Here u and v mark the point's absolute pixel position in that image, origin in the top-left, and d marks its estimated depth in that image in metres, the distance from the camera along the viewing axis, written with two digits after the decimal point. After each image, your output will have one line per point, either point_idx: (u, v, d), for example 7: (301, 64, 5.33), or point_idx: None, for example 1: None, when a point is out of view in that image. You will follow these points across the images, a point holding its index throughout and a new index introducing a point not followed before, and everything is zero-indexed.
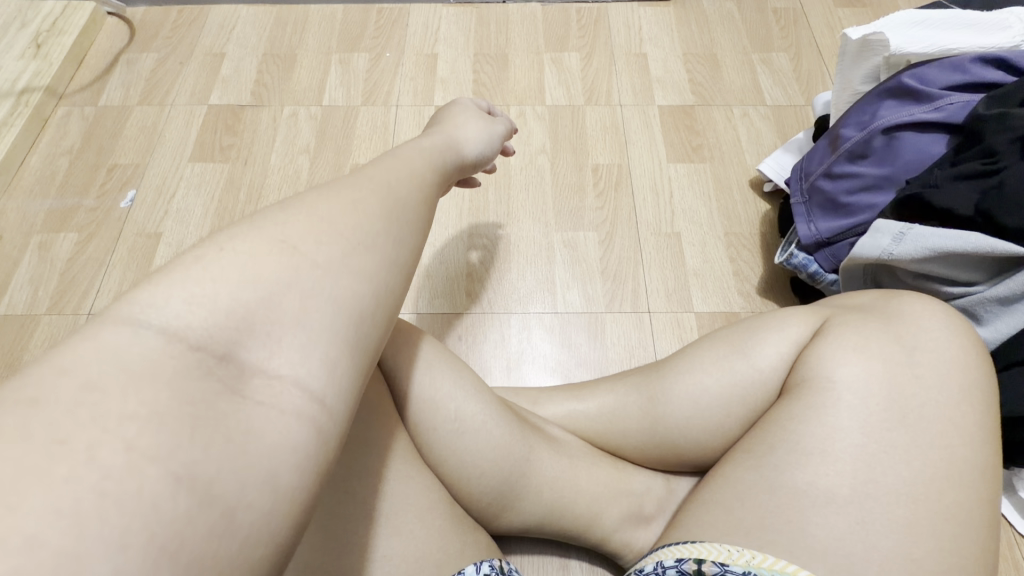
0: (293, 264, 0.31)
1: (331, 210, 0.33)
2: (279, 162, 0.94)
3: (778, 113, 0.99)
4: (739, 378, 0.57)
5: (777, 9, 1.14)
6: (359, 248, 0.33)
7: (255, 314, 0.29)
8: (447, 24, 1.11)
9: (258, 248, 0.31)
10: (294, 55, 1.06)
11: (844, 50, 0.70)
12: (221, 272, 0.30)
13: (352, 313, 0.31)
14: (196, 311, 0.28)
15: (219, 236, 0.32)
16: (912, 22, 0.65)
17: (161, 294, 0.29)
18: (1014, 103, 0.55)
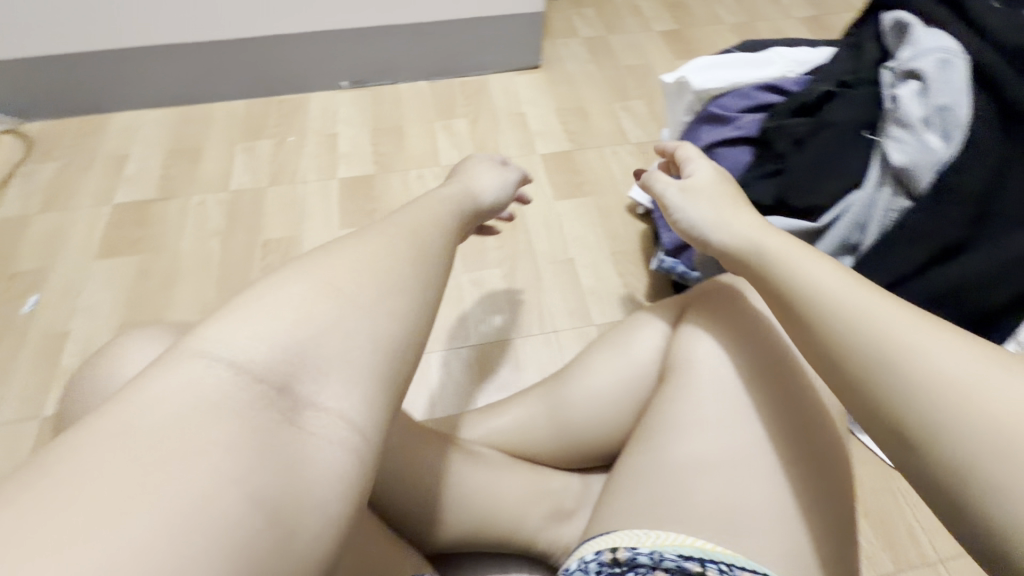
0: (339, 302, 0.33)
1: (359, 254, 0.35)
2: (191, 247, 0.97)
3: (642, 148, 1.16)
4: (625, 373, 0.64)
5: (629, 67, 1.35)
6: (393, 291, 0.34)
7: (307, 350, 0.31)
8: (345, 107, 1.22)
9: (338, 277, 0.34)
10: (199, 148, 1.13)
11: (666, 92, 0.86)
12: (280, 312, 0.31)
13: (386, 348, 0.33)
14: (258, 346, 0.30)
15: (299, 264, 0.35)
16: (708, 66, 0.81)
17: (228, 329, 0.31)
18: (786, 115, 0.71)
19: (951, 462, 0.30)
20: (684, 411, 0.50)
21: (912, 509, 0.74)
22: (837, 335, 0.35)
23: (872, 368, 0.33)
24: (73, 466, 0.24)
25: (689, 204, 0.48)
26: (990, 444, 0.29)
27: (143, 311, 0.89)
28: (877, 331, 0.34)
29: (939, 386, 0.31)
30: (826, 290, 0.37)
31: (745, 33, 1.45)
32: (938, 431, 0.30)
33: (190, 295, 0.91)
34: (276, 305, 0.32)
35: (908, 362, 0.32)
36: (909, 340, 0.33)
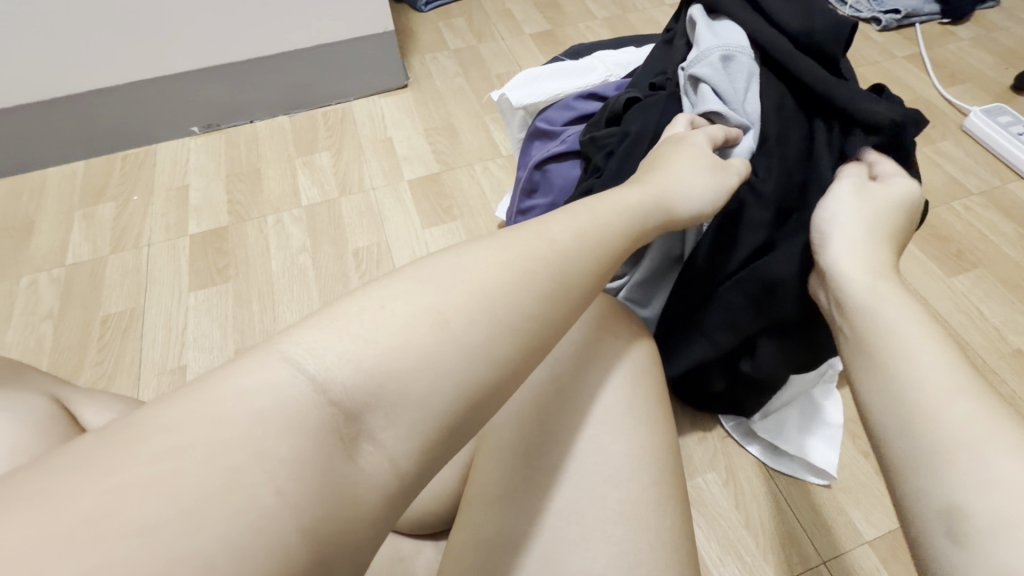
0: (438, 331, 0.31)
1: (493, 275, 0.33)
2: (19, 337, 0.88)
3: (514, 160, 1.12)
4: None
5: (500, 75, 1.30)
6: (503, 330, 0.32)
7: (388, 380, 0.29)
8: (197, 154, 1.15)
9: (427, 298, 0.32)
10: (32, 222, 1.03)
11: (501, 108, 0.85)
12: (380, 326, 0.30)
13: (468, 392, 0.30)
14: (344, 367, 0.29)
15: (428, 262, 0.34)
16: (533, 79, 0.81)
17: (319, 336, 0.30)
18: (601, 126, 0.67)
19: (940, 504, 0.31)
20: (524, 456, 0.44)
21: (795, 512, 0.72)
22: (871, 373, 0.39)
23: (901, 407, 0.36)
24: (154, 443, 0.24)
25: (852, 202, 0.49)
26: (978, 497, 0.30)
27: None
28: (914, 372, 0.36)
29: (952, 432, 0.33)
30: (880, 322, 0.40)
31: (617, 26, 1.43)
32: (941, 475, 0.32)
33: None
34: (401, 312, 0.31)
35: (932, 414, 0.34)
36: (938, 391, 0.35)
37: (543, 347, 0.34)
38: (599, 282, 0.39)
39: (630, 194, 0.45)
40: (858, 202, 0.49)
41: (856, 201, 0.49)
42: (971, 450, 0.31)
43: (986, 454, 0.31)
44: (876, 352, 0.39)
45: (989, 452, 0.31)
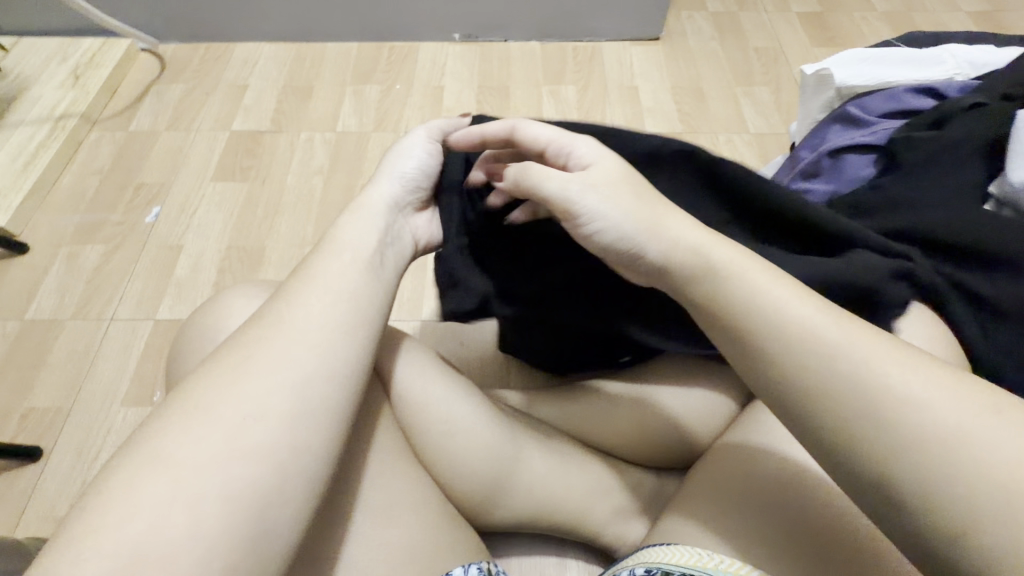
0: (154, 459, 0.35)
1: (208, 392, 0.37)
2: (295, 183, 1.00)
3: (761, 140, 1.07)
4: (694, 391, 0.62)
5: (758, 48, 1.24)
6: (206, 426, 0.36)
7: (193, 507, 0.34)
8: (454, 60, 1.21)
9: (168, 424, 0.36)
10: (312, 86, 1.15)
11: (805, 84, 0.79)
12: (155, 452, 0.35)
13: (241, 484, 0.35)
14: (135, 511, 0.33)
15: (290, 298, 0.43)
16: (859, 60, 0.74)
17: (110, 486, 0.34)
18: (926, 125, 0.60)
19: (898, 472, 0.33)
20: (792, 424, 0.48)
21: None
22: (804, 352, 0.37)
23: (832, 386, 0.36)
24: (160, 488, 0.34)
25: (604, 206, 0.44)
26: (929, 475, 0.32)
27: (247, 237, 0.93)
28: (846, 359, 0.36)
29: (866, 410, 0.35)
30: (762, 304, 0.39)
31: (898, 23, 1.29)
32: (894, 455, 0.33)
33: (290, 228, 0.94)
34: (270, 353, 0.39)
35: (847, 394, 0.35)
36: (897, 380, 0.35)
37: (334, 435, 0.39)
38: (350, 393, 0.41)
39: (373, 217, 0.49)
40: (614, 204, 0.44)
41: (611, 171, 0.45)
42: (931, 419, 0.33)
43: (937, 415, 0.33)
44: (756, 334, 0.39)
45: (915, 424, 0.33)
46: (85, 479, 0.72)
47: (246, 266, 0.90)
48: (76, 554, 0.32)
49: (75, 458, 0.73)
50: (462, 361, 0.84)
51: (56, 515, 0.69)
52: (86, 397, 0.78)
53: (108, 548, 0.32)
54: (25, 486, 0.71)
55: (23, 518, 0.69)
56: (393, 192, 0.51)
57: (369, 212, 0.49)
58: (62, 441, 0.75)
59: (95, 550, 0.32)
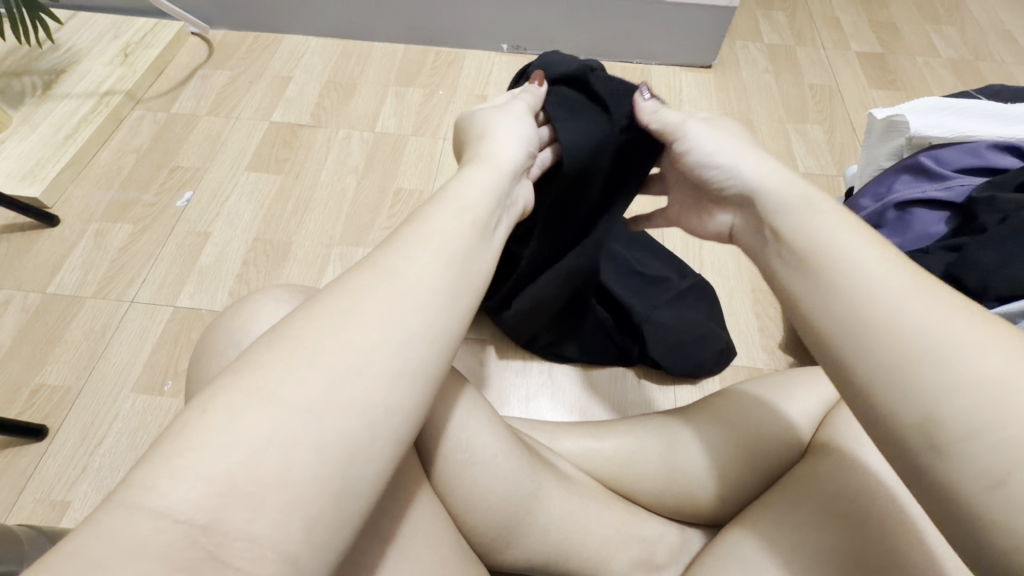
0: (228, 416, 0.27)
1: (296, 340, 0.31)
2: (329, 179, 0.99)
3: (810, 180, 1.02)
4: (750, 433, 0.58)
5: (813, 85, 1.19)
6: (302, 378, 0.29)
7: (268, 474, 0.27)
8: (499, 70, 1.19)
9: (245, 380, 0.29)
10: (354, 84, 1.14)
11: (870, 128, 0.75)
12: (232, 411, 0.28)
13: (330, 451, 0.28)
14: (188, 481, 0.26)
15: (399, 245, 0.36)
16: (935, 109, 0.70)
17: (169, 456, 0.26)
18: (1009, 188, 0.61)
19: (909, 444, 0.28)
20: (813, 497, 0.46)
21: None
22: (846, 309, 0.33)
23: (849, 331, 0.32)
24: (219, 444, 0.27)
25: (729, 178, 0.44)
26: (932, 445, 0.27)
27: (274, 231, 0.92)
28: (876, 312, 0.31)
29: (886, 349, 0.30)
30: (819, 253, 0.36)
31: (964, 73, 1.24)
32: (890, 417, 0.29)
33: (318, 226, 0.92)
34: (389, 301, 0.33)
35: (865, 350, 0.31)
36: (941, 336, 0.29)
37: (427, 399, 0.32)
38: (446, 351, 0.34)
39: (490, 151, 0.46)
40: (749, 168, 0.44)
41: (726, 134, 0.47)
42: (937, 388, 0.28)
43: (956, 381, 0.27)
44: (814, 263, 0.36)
45: (932, 388, 0.28)
46: (86, 465, 0.70)
47: (270, 260, 0.88)
48: (143, 497, 0.25)
49: (79, 441, 0.72)
50: (480, 381, 0.80)
51: (53, 498, 0.68)
52: (97, 379, 0.77)
53: (184, 494, 0.25)
54: (26, 465, 0.70)
55: (20, 498, 0.68)
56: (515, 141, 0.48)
57: (493, 164, 0.45)
58: (68, 422, 0.73)
59: (172, 490, 0.25)
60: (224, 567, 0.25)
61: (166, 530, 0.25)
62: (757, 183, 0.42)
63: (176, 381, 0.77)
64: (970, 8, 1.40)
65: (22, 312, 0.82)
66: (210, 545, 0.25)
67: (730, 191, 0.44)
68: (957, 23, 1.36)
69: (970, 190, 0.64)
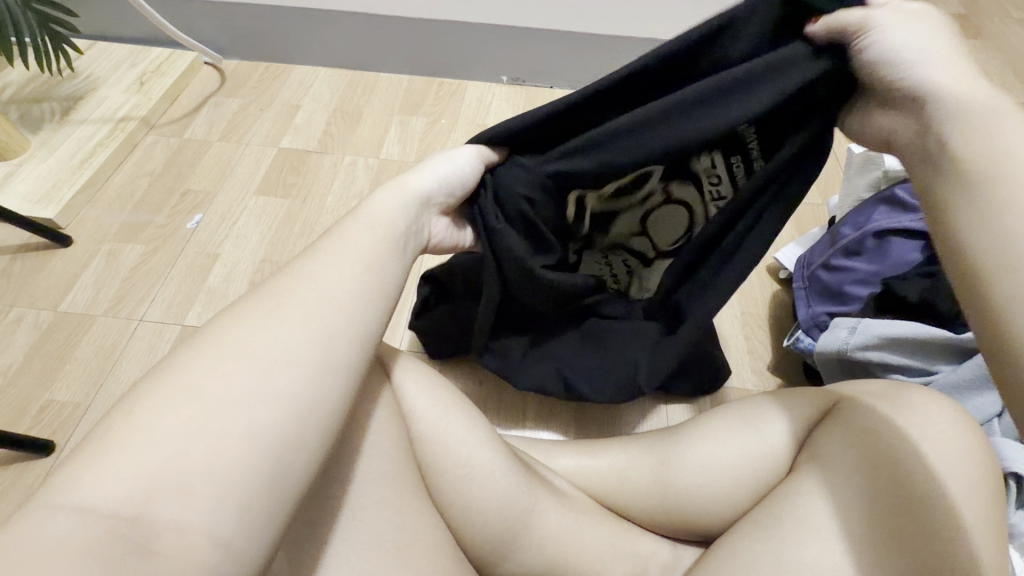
0: (146, 420, 0.31)
1: (209, 349, 0.34)
2: (334, 204, 1.02)
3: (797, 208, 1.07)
4: (743, 451, 0.60)
5: None
6: (212, 381, 0.33)
7: (184, 468, 0.30)
8: (499, 100, 1.24)
9: (159, 390, 0.32)
10: (361, 112, 1.19)
11: (850, 162, 0.80)
12: (148, 418, 0.31)
13: (246, 443, 0.31)
14: (107, 479, 0.29)
15: (315, 256, 0.40)
16: None
17: (88, 462, 0.30)
18: None
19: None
20: (796, 523, 0.49)
21: None
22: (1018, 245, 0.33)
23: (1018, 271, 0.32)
24: (131, 445, 0.30)
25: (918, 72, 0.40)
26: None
27: (281, 253, 0.95)
28: None
29: None
30: (993, 196, 0.34)
31: None
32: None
33: None
34: (302, 308, 0.37)
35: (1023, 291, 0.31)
36: None
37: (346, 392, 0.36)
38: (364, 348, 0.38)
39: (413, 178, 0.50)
40: (947, 69, 0.39)
41: (927, 28, 0.41)
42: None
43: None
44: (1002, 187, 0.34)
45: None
46: None
47: None
48: (69, 496, 0.29)
49: None
50: (478, 400, 0.82)
51: None
52: (106, 395, 0.79)
53: (108, 491, 0.29)
54: (34, 479, 0.71)
55: None
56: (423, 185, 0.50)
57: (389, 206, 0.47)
58: (76, 437, 0.75)
59: (91, 489, 0.29)
60: (150, 556, 0.29)
61: (88, 522, 0.28)
62: (947, 91, 0.39)
63: None
64: None
65: (34, 329, 0.84)
66: (134, 535, 0.29)
67: (903, 91, 0.40)
68: None
69: None
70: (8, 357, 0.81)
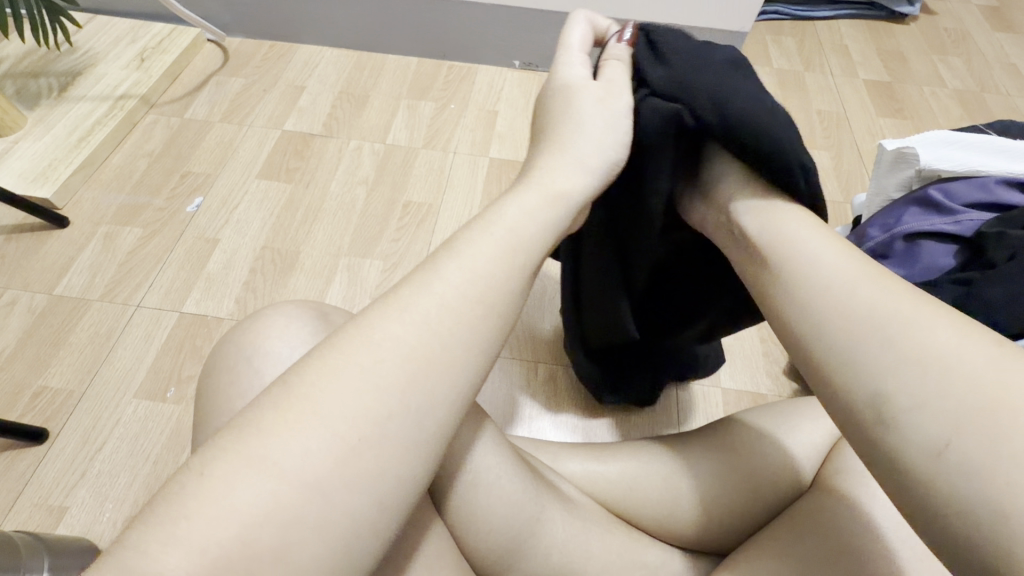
0: (226, 490, 0.27)
1: (291, 423, 0.29)
2: (338, 190, 0.99)
3: None
4: (765, 464, 0.58)
5: (821, 111, 1.20)
6: (301, 454, 0.28)
7: (262, 546, 0.27)
8: (511, 86, 1.20)
9: (234, 457, 0.28)
10: (367, 95, 1.15)
11: (879, 158, 0.76)
12: (225, 492, 0.27)
13: (333, 526, 0.28)
14: (179, 555, 0.26)
15: (417, 294, 0.34)
16: (946, 142, 0.71)
17: (157, 533, 0.26)
18: (1019, 225, 0.61)
19: (863, 413, 0.30)
20: (830, 532, 0.46)
21: None
22: (798, 298, 0.37)
23: (808, 315, 0.36)
24: (204, 517, 0.27)
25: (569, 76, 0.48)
26: (855, 336, 0.32)
27: (283, 239, 0.92)
28: (836, 307, 0.34)
29: (830, 333, 0.34)
30: (782, 245, 0.40)
31: (970, 104, 1.25)
32: (851, 373, 0.32)
33: (326, 236, 0.93)
34: (399, 370, 0.31)
35: (823, 332, 0.34)
36: (873, 323, 0.32)
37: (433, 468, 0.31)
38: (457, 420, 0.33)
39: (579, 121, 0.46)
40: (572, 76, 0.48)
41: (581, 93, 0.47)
42: (896, 357, 0.30)
43: (906, 354, 0.30)
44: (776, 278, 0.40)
45: (887, 363, 0.30)
46: (85, 470, 0.70)
47: (277, 269, 0.89)
48: (137, 563, 0.25)
49: (79, 446, 0.71)
50: (484, 397, 0.80)
51: (50, 504, 0.67)
52: (100, 383, 0.76)
53: (178, 560, 0.26)
54: (25, 468, 0.69)
55: (17, 502, 0.67)
56: (592, 161, 0.45)
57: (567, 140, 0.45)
58: (69, 426, 0.73)
59: (162, 560, 0.25)
60: None
61: None
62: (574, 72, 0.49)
63: (179, 389, 0.76)
64: (977, 40, 1.42)
65: (29, 313, 0.82)
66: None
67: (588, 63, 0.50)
68: (964, 54, 1.38)
69: (980, 225, 0.64)
70: (2, 340, 0.79)
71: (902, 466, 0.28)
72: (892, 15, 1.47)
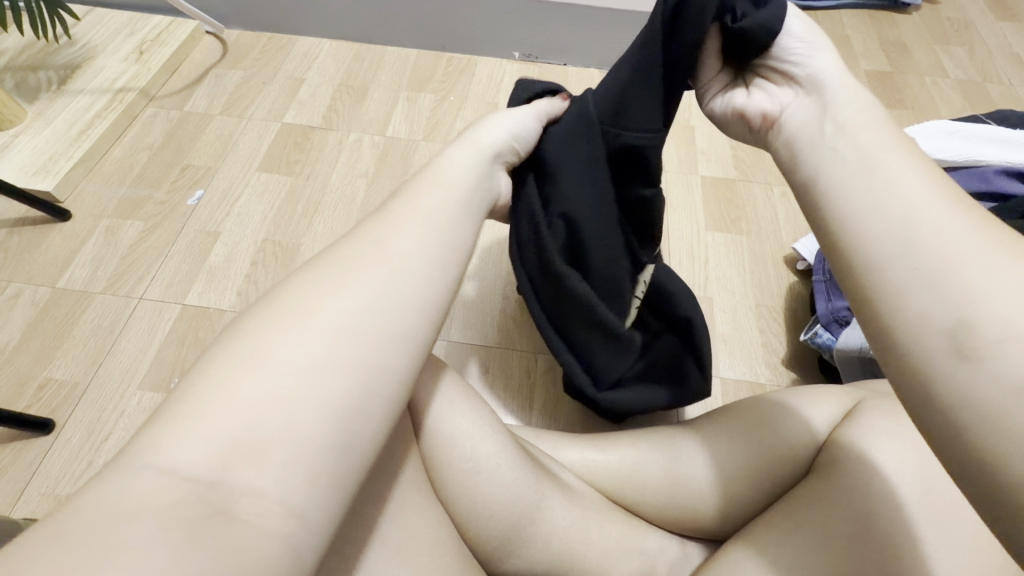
0: (230, 388, 0.29)
1: (282, 328, 0.31)
2: (338, 182, 0.99)
3: None
4: (767, 447, 0.58)
5: None
6: (292, 346, 0.31)
7: (261, 438, 0.28)
8: (511, 78, 1.19)
9: (230, 359, 0.30)
10: (367, 88, 1.15)
11: None
12: (226, 386, 0.29)
13: (332, 414, 0.29)
14: (186, 446, 0.27)
15: (388, 221, 0.39)
16: (945, 132, 0.71)
17: (161, 434, 0.28)
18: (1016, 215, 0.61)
19: (929, 348, 0.30)
20: (823, 523, 0.46)
21: None
22: (859, 203, 0.35)
23: (875, 236, 0.34)
24: (208, 408, 0.28)
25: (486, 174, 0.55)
26: (942, 265, 0.31)
27: (284, 232, 0.92)
28: (917, 234, 0.32)
29: (906, 256, 0.32)
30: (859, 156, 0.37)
31: (972, 95, 1.24)
32: (909, 306, 0.31)
33: (327, 228, 0.93)
34: (367, 275, 0.35)
35: (905, 256, 0.32)
36: (949, 251, 0.31)
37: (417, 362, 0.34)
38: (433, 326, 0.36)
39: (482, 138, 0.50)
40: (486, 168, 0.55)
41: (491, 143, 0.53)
42: (981, 294, 0.29)
43: (981, 295, 0.29)
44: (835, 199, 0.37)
45: (963, 297, 0.29)
46: (92, 460, 0.71)
47: (279, 261, 0.89)
48: (150, 454, 0.27)
49: (85, 436, 0.72)
50: (484, 389, 0.80)
51: (59, 493, 0.68)
52: (104, 374, 0.77)
53: (186, 451, 0.27)
54: (33, 458, 0.70)
55: (25, 491, 0.68)
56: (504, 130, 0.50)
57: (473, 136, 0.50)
58: (74, 417, 0.74)
59: (174, 451, 0.27)
60: (229, 522, 0.26)
61: (169, 488, 0.26)
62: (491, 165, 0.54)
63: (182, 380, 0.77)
64: (980, 30, 1.41)
65: (32, 306, 0.82)
66: (212, 500, 0.26)
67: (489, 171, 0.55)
68: (967, 43, 1.37)
69: None
70: (6, 334, 0.80)
71: (950, 419, 0.28)
72: (894, 4, 1.46)
